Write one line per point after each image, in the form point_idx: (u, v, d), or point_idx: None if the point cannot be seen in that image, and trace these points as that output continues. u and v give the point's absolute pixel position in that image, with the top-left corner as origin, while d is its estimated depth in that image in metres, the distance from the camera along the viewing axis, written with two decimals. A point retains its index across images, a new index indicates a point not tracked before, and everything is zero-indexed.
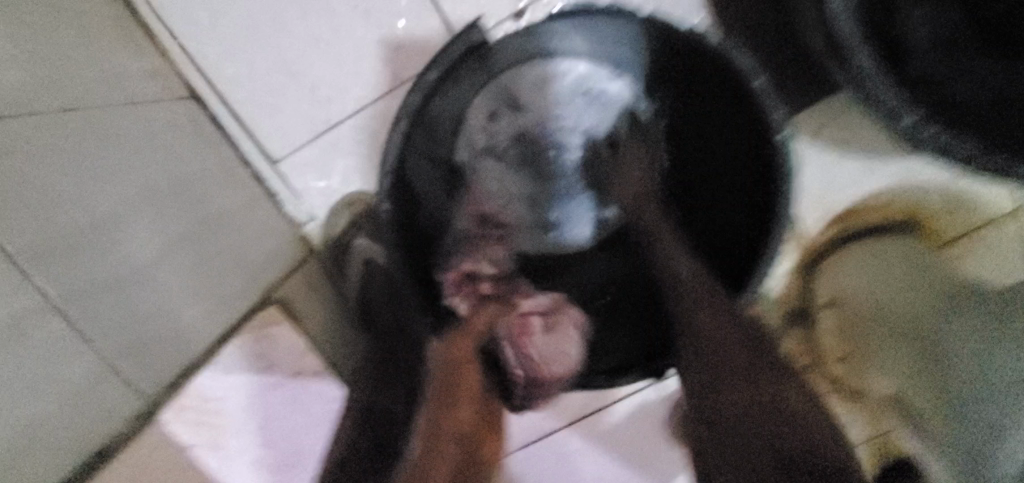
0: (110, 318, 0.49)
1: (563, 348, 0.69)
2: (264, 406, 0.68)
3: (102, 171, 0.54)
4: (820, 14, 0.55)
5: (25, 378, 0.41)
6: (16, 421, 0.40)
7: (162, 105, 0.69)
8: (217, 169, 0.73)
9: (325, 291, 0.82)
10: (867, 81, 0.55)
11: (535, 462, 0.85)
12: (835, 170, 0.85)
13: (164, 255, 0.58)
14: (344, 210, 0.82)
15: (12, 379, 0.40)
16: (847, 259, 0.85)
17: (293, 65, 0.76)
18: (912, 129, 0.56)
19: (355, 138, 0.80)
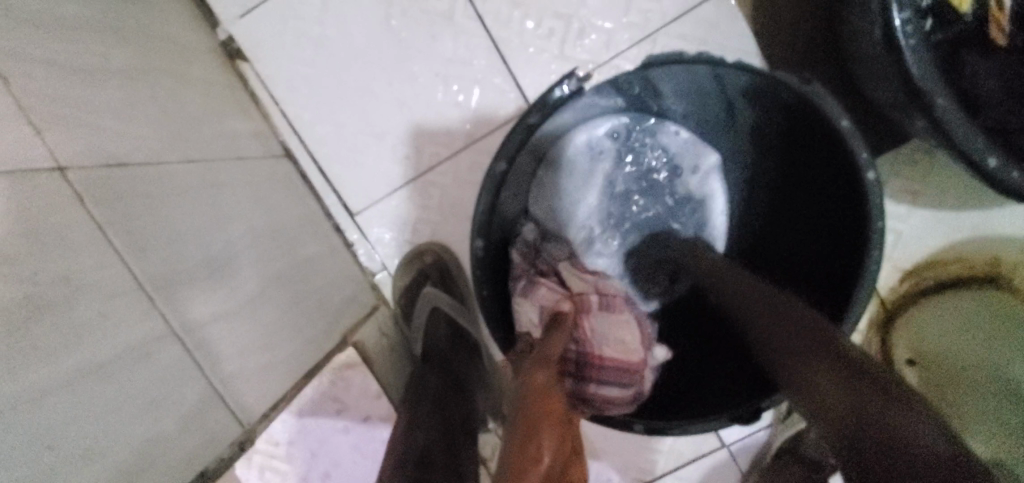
0: (221, 349, 0.53)
1: (622, 338, 0.61)
2: (331, 451, 0.70)
3: (214, 215, 0.59)
4: (895, 63, 0.56)
5: (149, 396, 0.44)
6: (139, 438, 0.42)
7: (263, 162, 0.76)
8: (303, 219, 0.79)
9: (393, 338, 0.84)
10: (948, 122, 0.54)
11: None
12: (907, 220, 0.83)
13: (260, 293, 0.62)
14: (414, 259, 0.85)
15: (139, 396, 0.43)
16: (926, 316, 0.82)
17: (377, 127, 0.84)
18: (1003, 172, 0.54)
19: (428, 192, 0.85)
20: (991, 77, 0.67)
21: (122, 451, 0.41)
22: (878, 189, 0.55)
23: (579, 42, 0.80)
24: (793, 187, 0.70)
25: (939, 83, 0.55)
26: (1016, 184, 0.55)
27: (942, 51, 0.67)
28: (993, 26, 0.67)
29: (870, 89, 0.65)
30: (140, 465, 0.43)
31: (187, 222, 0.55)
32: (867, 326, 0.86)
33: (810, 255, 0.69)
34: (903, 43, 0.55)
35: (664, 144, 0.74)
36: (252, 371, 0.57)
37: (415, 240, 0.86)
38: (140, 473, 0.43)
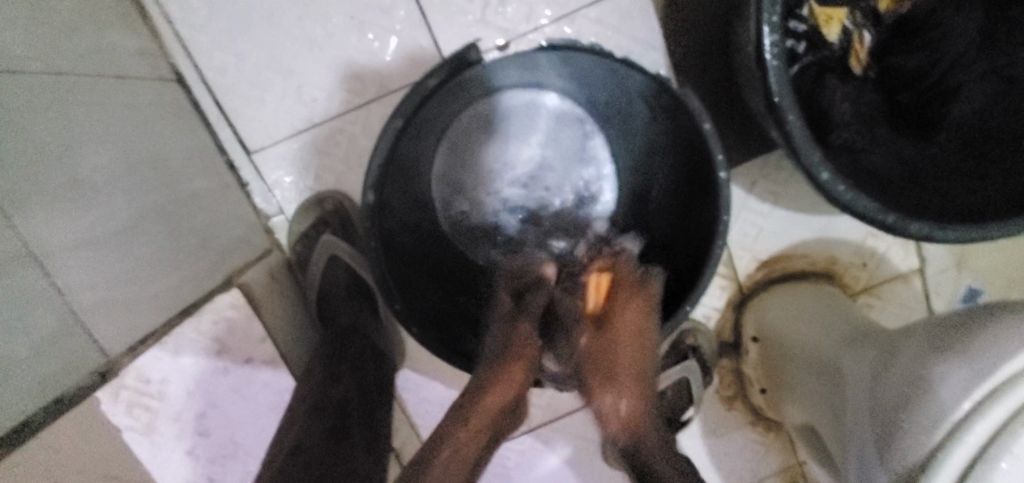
0: (87, 276, 0.51)
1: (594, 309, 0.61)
2: (209, 393, 0.69)
3: (86, 136, 0.56)
4: (761, 77, 0.63)
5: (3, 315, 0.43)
6: None
7: (150, 85, 0.71)
8: (193, 150, 0.75)
9: (285, 283, 0.83)
10: (795, 136, 0.63)
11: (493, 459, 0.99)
12: (768, 217, 0.94)
13: (136, 224, 0.60)
14: (313, 206, 0.84)
15: None
16: (771, 301, 0.94)
17: (283, 64, 0.80)
18: (831, 184, 0.63)
19: (334, 139, 0.83)
20: (845, 101, 0.76)
21: None
22: (727, 188, 0.59)
23: (499, 10, 0.81)
24: None
25: (792, 100, 0.62)
26: (843, 196, 0.64)
27: (809, 72, 0.77)
28: (853, 57, 0.78)
29: (748, 97, 0.72)
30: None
31: (57, 141, 0.52)
32: (724, 306, 0.98)
33: None
34: (769, 61, 0.62)
35: (561, 122, 0.77)
36: (123, 301, 0.56)
37: (316, 186, 0.85)
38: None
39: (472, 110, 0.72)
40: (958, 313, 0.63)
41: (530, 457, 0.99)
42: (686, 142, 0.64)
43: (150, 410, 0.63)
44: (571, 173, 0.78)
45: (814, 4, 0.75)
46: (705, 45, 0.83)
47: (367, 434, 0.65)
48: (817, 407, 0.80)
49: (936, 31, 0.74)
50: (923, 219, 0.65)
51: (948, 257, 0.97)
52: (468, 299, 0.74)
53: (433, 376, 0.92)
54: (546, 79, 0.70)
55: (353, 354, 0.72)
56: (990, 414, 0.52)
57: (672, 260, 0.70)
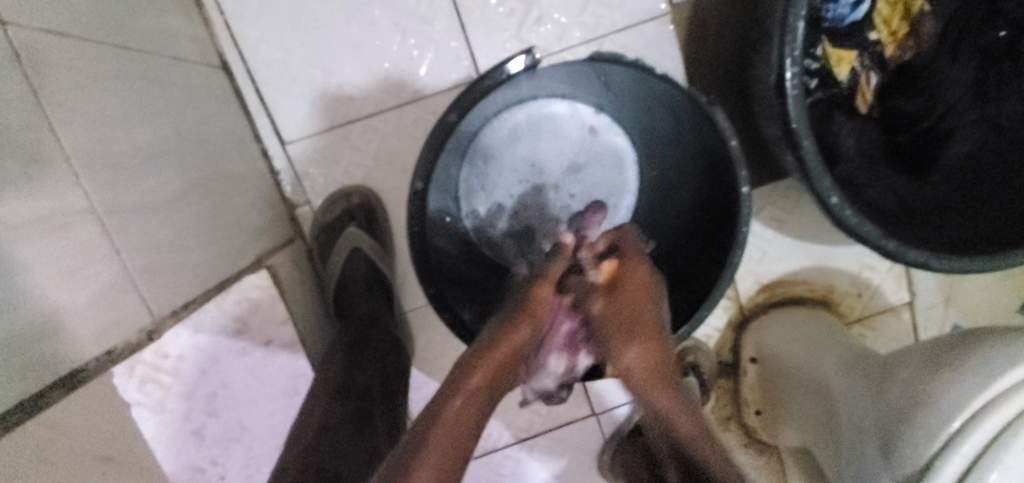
0: (138, 239, 0.53)
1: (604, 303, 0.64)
2: (223, 372, 0.68)
3: (145, 108, 0.59)
4: (781, 105, 0.68)
5: (65, 264, 0.45)
6: (56, 298, 0.44)
7: (200, 69, 0.74)
8: (232, 134, 0.78)
9: (306, 272, 0.85)
10: (809, 161, 0.67)
11: (490, 464, 1.00)
12: (772, 243, 0.98)
13: (182, 196, 0.62)
14: (340, 199, 0.86)
15: (58, 259, 0.44)
16: (771, 323, 0.98)
17: (326, 61, 0.84)
18: (840, 208, 0.68)
19: (366, 137, 0.86)
20: (849, 137, 0.83)
21: (37, 307, 0.42)
22: (748, 201, 0.64)
23: (535, 28, 0.86)
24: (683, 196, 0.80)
25: (807, 128, 0.68)
26: (850, 221, 0.68)
27: (820, 107, 0.83)
28: (859, 95, 0.83)
29: (763, 125, 0.78)
30: (50, 326, 0.44)
31: (119, 109, 0.54)
32: (726, 326, 1.02)
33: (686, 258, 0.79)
34: (788, 91, 0.67)
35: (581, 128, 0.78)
36: (166, 267, 0.57)
37: (344, 180, 0.87)
38: (50, 333, 0.44)
39: (506, 112, 0.74)
40: (949, 337, 0.66)
41: (526, 465, 1.00)
42: (710, 160, 0.69)
43: (164, 387, 0.60)
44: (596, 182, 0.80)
45: (826, 45, 0.81)
46: (724, 76, 0.89)
47: (386, 421, 0.67)
48: (813, 427, 0.83)
49: (931, 79, 0.81)
50: (922, 248, 0.70)
51: (938, 294, 1.02)
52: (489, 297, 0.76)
53: (440, 376, 0.93)
54: (584, 85, 0.73)
55: (374, 345, 0.74)
56: (982, 426, 0.55)
57: (686, 272, 0.74)
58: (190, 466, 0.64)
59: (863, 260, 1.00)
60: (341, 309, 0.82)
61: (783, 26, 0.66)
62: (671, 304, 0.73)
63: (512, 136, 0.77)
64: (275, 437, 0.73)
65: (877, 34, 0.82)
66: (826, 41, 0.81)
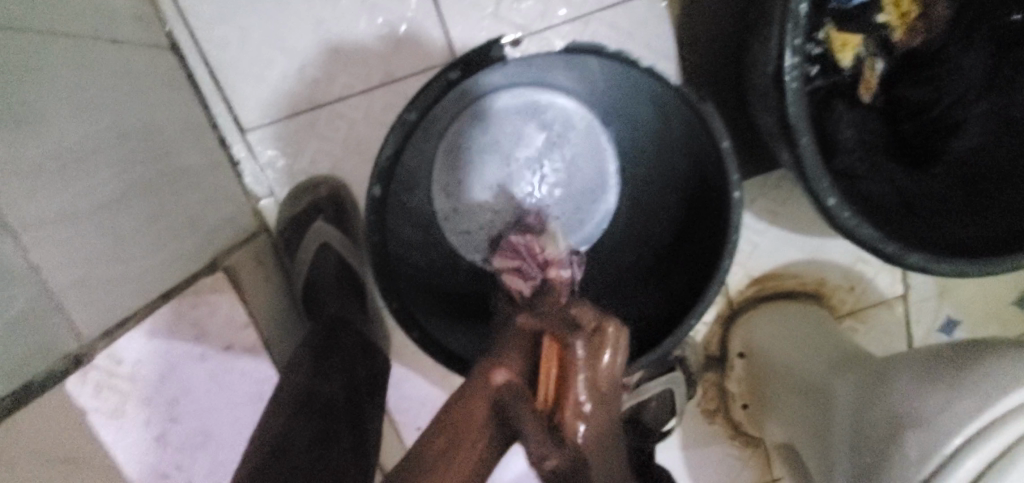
0: (70, 251, 0.49)
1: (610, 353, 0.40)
2: (185, 377, 0.64)
3: (75, 104, 0.53)
4: (779, 97, 0.63)
5: None
6: None
7: (143, 52, 0.68)
8: (184, 124, 0.72)
9: (271, 269, 0.80)
10: (806, 158, 0.62)
11: None
12: (764, 235, 0.94)
13: (120, 200, 0.56)
14: (306, 191, 0.81)
15: None
16: (759, 317, 0.95)
17: (286, 41, 0.77)
18: (837, 210, 0.63)
19: (333, 124, 0.80)
20: (849, 128, 0.77)
21: None
22: (739, 207, 0.59)
23: (515, 5, 0.79)
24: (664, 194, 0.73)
25: (807, 124, 0.62)
26: (847, 223, 0.63)
27: (819, 96, 0.77)
28: (864, 84, 0.77)
29: (758, 116, 0.72)
30: None
31: (43, 105, 0.49)
32: (714, 320, 0.99)
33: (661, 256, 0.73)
34: (788, 83, 0.62)
35: (563, 119, 0.74)
36: (101, 280, 0.53)
37: (310, 171, 0.82)
38: None
39: (499, 104, 0.70)
40: (946, 348, 0.62)
41: (506, 459, 0.98)
42: (697, 154, 0.63)
43: (121, 394, 0.55)
44: (571, 202, 0.76)
45: (830, 29, 0.75)
46: (716, 57, 0.82)
47: (353, 437, 0.63)
48: (798, 425, 0.81)
49: (941, 68, 0.75)
50: (921, 251, 0.66)
51: (931, 287, 0.99)
52: (463, 298, 0.71)
53: (417, 374, 0.90)
54: (584, 87, 0.69)
55: (342, 352, 0.70)
56: (980, 450, 0.51)
57: (673, 273, 0.69)
58: (152, 475, 0.58)
59: (856, 253, 0.97)
60: (310, 308, 0.78)
61: (784, 11, 0.60)
62: (658, 307, 0.68)
63: (485, 133, 0.72)
64: (235, 443, 0.69)
65: (885, 16, 0.76)
66: (830, 23, 0.75)
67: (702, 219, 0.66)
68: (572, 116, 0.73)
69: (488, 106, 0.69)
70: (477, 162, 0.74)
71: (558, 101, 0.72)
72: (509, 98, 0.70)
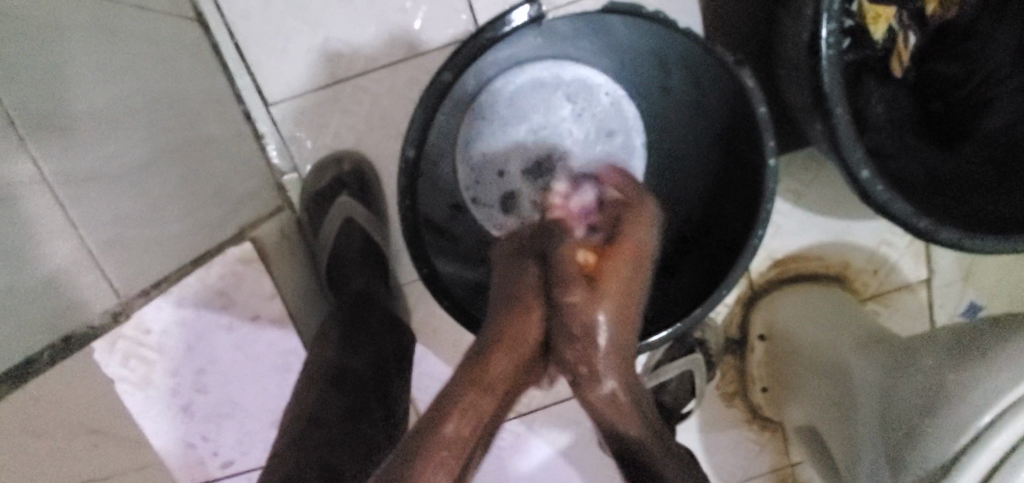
0: (106, 212, 0.49)
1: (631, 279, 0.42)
2: (210, 349, 0.69)
3: (107, 67, 0.53)
4: (812, 67, 0.61)
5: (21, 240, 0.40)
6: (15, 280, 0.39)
7: (170, 22, 0.68)
8: (211, 95, 0.72)
9: (294, 243, 0.80)
10: (840, 129, 0.61)
11: None
12: (787, 216, 0.93)
13: (150, 166, 0.57)
14: (330, 166, 0.81)
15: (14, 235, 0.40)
16: (782, 298, 0.94)
17: (310, 13, 0.77)
18: (870, 183, 0.62)
19: (356, 99, 0.80)
20: (879, 104, 0.77)
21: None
22: (773, 176, 0.58)
23: None
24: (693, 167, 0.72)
25: (842, 94, 0.61)
26: (880, 196, 0.63)
27: (850, 71, 0.76)
28: (895, 58, 0.75)
29: (788, 90, 0.71)
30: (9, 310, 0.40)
31: (75, 65, 0.49)
32: (736, 301, 0.98)
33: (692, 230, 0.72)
34: (822, 51, 0.60)
35: (592, 93, 0.74)
36: (136, 241, 0.53)
37: (333, 145, 0.81)
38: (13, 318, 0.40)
39: (525, 74, 0.70)
40: (979, 324, 0.62)
41: (526, 439, 0.98)
42: (732, 123, 0.63)
43: (148, 363, 0.64)
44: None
45: (863, 0, 0.73)
46: (743, 31, 0.81)
47: (381, 413, 0.63)
48: (822, 406, 0.80)
49: (976, 41, 0.73)
50: (954, 227, 0.65)
51: (958, 271, 0.98)
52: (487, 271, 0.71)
53: (438, 353, 0.89)
54: (613, 57, 0.69)
55: (370, 327, 0.70)
56: (1018, 418, 0.50)
57: (701, 246, 0.69)
58: (180, 439, 0.69)
59: (882, 235, 0.95)
60: (334, 282, 0.79)
61: None
62: (685, 281, 0.68)
63: (514, 106, 0.72)
64: (262, 412, 0.73)
65: None
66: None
67: (734, 191, 0.65)
68: (601, 89, 0.73)
69: (518, 77, 0.69)
70: (506, 137, 0.74)
71: (586, 73, 0.72)
72: (537, 70, 0.70)
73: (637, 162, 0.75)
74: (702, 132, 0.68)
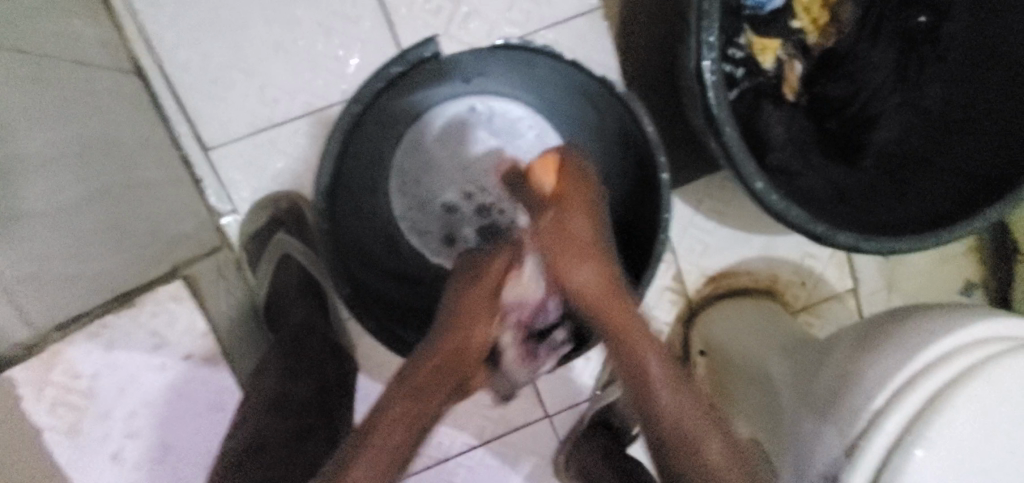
0: (28, 249, 0.52)
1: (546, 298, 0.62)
2: (141, 391, 0.70)
3: (46, 114, 0.56)
4: (700, 91, 0.68)
5: None
6: None
7: (106, 75, 0.71)
8: (147, 141, 0.75)
9: (234, 282, 0.81)
10: (732, 146, 0.67)
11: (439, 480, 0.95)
12: (714, 235, 0.99)
13: (81, 205, 0.59)
14: (268, 205, 0.83)
15: None
16: (717, 313, 0.98)
17: (248, 64, 0.82)
18: (764, 193, 0.68)
19: (294, 140, 0.84)
20: (779, 125, 0.83)
21: None
22: (669, 189, 0.65)
23: (464, 25, 0.85)
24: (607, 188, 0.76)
25: (728, 115, 0.67)
26: (774, 204, 0.68)
27: (748, 97, 0.84)
28: (785, 84, 0.85)
29: (691, 115, 0.77)
30: None
31: (14, 113, 0.52)
32: (675, 319, 1.01)
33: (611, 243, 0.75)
34: (706, 76, 0.68)
35: (513, 126, 0.79)
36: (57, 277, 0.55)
37: (272, 186, 0.84)
38: None
39: (449, 112, 0.77)
40: (878, 316, 0.65)
41: (481, 472, 0.96)
42: (632, 145, 0.69)
43: (78, 408, 0.66)
44: None
45: (749, 35, 0.83)
46: (654, 64, 0.90)
47: (326, 434, 0.64)
48: (758, 414, 0.83)
49: (853, 64, 0.81)
50: (846, 229, 0.71)
51: (879, 279, 1.04)
52: (413, 294, 0.76)
53: (384, 387, 0.89)
54: (528, 91, 0.75)
55: (310, 355, 0.71)
56: (907, 400, 0.54)
57: (619, 262, 0.73)
58: None
59: (804, 249, 1.01)
60: (273, 319, 0.80)
61: (698, 15, 0.67)
62: None
63: (442, 140, 0.78)
64: (202, 457, 0.72)
65: (799, 23, 0.84)
66: (749, 30, 0.83)
67: (644, 207, 0.71)
68: (521, 121, 0.79)
69: (445, 113, 0.76)
70: (434, 169, 0.78)
71: (506, 106, 0.78)
72: (460, 108, 0.77)
73: None
74: (611, 153, 0.74)
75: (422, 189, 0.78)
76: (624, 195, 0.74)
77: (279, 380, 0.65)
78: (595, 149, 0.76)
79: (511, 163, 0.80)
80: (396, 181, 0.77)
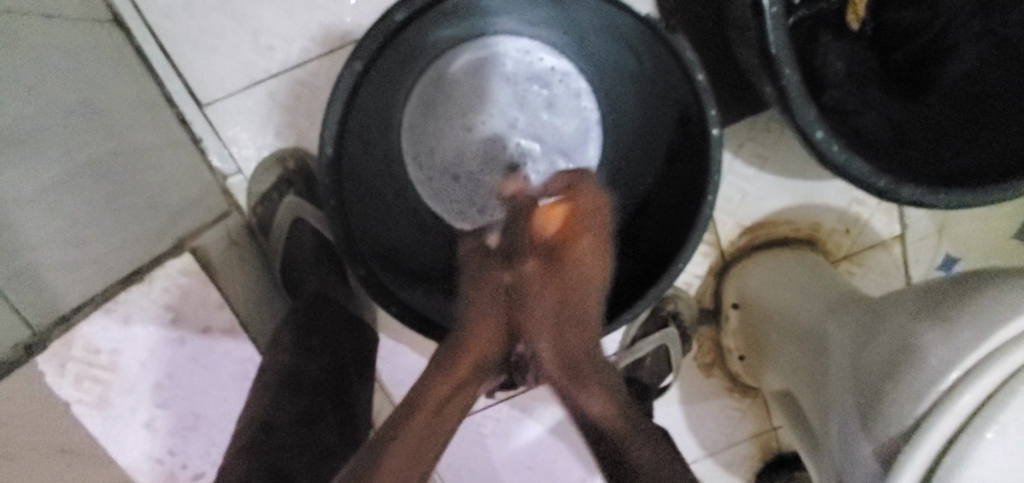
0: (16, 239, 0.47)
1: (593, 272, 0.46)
2: (168, 363, 0.66)
3: (27, 82, 0.51)
4: (757, 24, 0.59)
5: None
6: None
7: (84, 28, 0.64)
8: (138, 101, 0.69)
9: (245, 248, 0.78)
10: (788, 88, 0.58)
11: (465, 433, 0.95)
12: (753, 182, 0.91)
13: (74, 182, 0.55)
14: (275, 166, 0.78)
15: None
16: (752, 266, 0.93)
17: (237, 7, 0.73)
18: (825, 143, 0.60)
19: (295, 93, 0.76)
20: (838, 59, 0.73)
21: None
22: (719, 144, 0.57)
23: None
24: (643, 137, 0.69)
25: (789, 51, 0.58)
26: (834, 157, 0.60)
27: (805, 26, 0.74)
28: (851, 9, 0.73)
29: (740, 52, 0.68)
30: None
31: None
32: (707, 270, 0.96)
33: (648, 197, 0.69)
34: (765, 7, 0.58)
35: (535, 68, 0.71)
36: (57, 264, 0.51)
37: (277, 144, 0.78)
38: None
39: (462, 60, 0.69)
40: (945, 280, 0.60)
41: (508, 424, 0.95)
42: (673, 90, 0.61)
43: (105, 381, 0.61)
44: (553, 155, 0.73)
45: None
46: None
47: (337, 417, 0.63)
48: (794, 373, 0.79)
49: None
50: (914, 183, 0.63)
51: (930, 224, 0.96)
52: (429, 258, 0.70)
53: (408, 347, 0.87)
54: (552, 28, 0.67)
55: (325, 328, 0.68)
56: (979, 382, 0.50)
57: (659, 219, 0.67)
58: (148, 459, 0.64)
59: (851, 194, 0.94)
60: (292, 286, 0.77)
61: None
62: (647, 253, 0.66)
63: (456, 88, 0.71)
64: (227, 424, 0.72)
65: None
66: None
67: (686, 160, 0.63)
68: (544, 63, 0.71)
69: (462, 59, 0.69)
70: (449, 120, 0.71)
71: (525, 46, 0.69)
72: (475, 51, 0.69)
73: (591, 139, 0.73)
74: (647, 97, 0.66)
75: (437, 144, 0.72)
76: (660, 144, 0.66)
77: (295, 355, 0.63)
78: (630, 93, 0.68)
79: (533, 111, 0.72)
80: (410, 136, 0.72)
